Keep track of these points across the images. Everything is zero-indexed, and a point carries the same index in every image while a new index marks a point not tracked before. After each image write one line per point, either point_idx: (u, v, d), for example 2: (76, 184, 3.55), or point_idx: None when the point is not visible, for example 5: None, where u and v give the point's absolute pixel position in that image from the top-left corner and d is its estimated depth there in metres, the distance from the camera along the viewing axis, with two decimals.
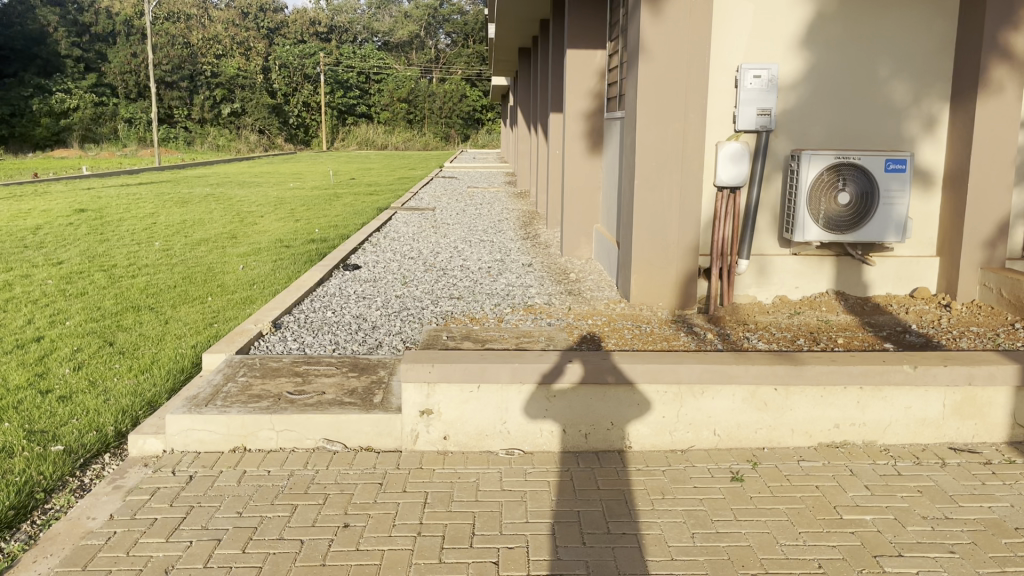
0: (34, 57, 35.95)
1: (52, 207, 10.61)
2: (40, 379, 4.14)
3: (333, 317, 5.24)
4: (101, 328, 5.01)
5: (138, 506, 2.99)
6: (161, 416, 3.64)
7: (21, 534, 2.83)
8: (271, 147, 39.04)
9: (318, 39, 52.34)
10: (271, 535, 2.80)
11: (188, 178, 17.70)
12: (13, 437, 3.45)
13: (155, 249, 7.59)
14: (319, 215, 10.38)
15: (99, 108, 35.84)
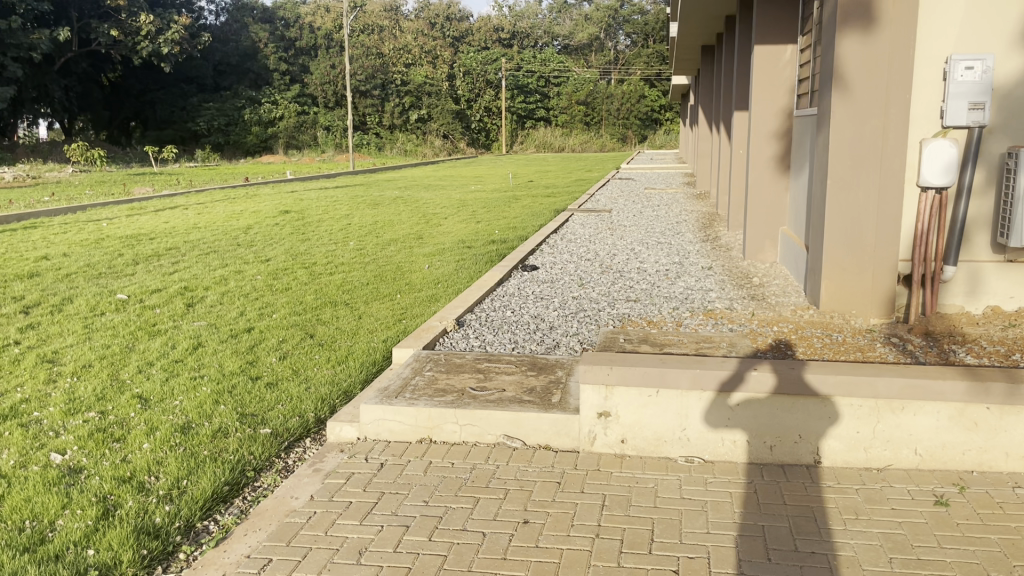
0: (248, 70, 39.56)
1: (261, 209, 11.56)
2: (250, 367, 4.53)
3: (512, 316, 5.37)
4: (302, 321, 5.41)
5: (336, 489, 3.20)
6: (356, 406, 3.88)
7: (234, 509, 3.11)
8: (454, 151, 40.59)
9: (500, 45, 53.75)
10: (455, 525, 2.90)
11: (378, 182, 18.69)
12: (228, 419, 3.80)
13: (350, 248, 8.09)
14: (498, 216, 10.66)
15: (302, 117, 38.75)
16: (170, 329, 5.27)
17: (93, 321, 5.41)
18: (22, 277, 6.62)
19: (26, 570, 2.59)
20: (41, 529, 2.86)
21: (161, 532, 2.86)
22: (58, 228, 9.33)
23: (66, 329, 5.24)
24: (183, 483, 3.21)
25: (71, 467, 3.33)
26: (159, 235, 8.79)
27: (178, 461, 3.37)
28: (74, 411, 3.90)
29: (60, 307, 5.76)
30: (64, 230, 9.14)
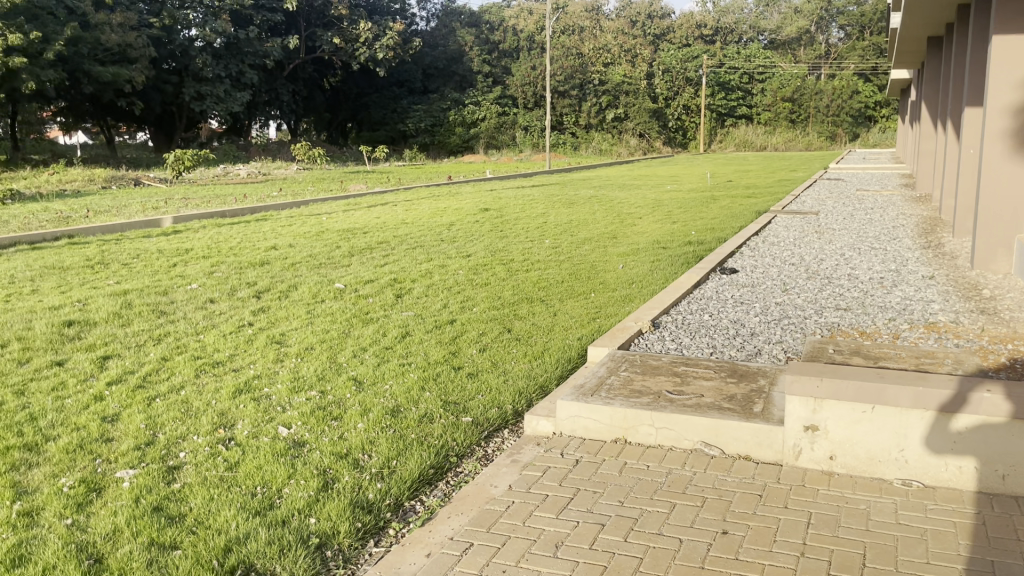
0: (454, 73, 41.29)
1: (463, 206, 12.05)
2: (452, 357, 4.73)
3: (710, 319, 5.24)
4: (501, 316, 5.58)
5: (533, 482, 3.27)
6: (553, 402, 3.94)
7: (439, 492, 3.26)
8: (650, 151, 40.19)
9: (703, 42, 52.53)
10: (652, 528, 2.87)
11: (574, 181, 18.85)
12: (433, 406, 3.99)
13: (546, 246, 8.24)
14: (696, 217, 10.42)
15: (502, 118, 39.78)
16: (380, 317, 5.61)
17: (314, 308, 5.87)
18: (255, 265, 7.31)
19: (258, 531, 2.86)
20: (270, 494, 3.15)
21: (373, 508, 3.06)
22: (286, 221, 10.21)
23: (291, 314, 5.73)
24: (393, 463, 3.41)
25: (295, 441, 3.63)
26: (371, 230, 9.38)
27: (388, 442, 3.59)
28: (298, 389, 4.26)
29: (285, 294, 6.30)
30: (290, 223, 9.99)
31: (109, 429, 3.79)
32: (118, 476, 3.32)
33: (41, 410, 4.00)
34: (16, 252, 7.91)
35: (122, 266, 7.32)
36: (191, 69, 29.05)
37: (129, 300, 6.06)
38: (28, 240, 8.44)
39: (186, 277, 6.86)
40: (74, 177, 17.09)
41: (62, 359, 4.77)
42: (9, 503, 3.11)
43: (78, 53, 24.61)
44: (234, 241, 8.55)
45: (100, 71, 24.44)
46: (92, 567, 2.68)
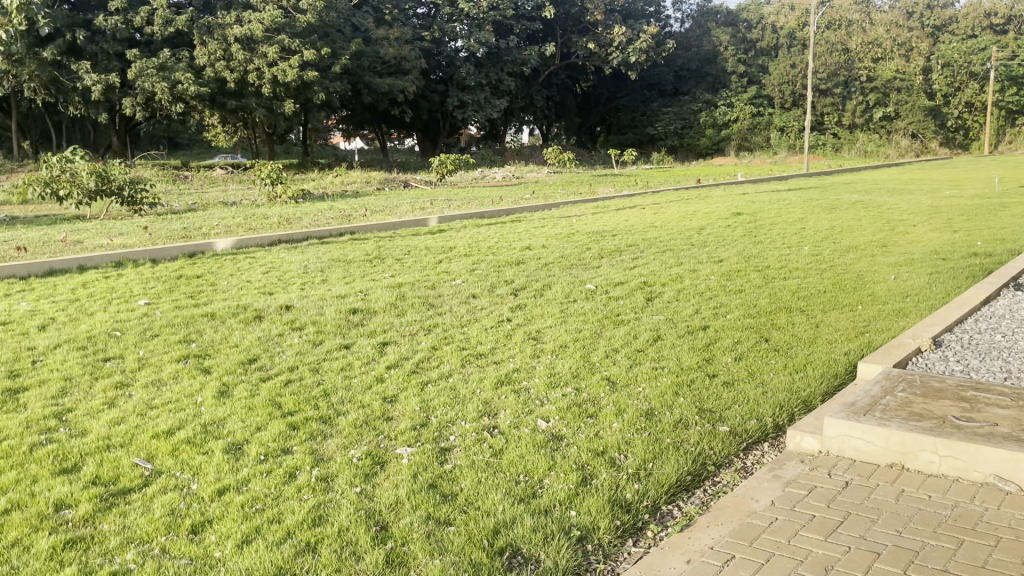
0: (707, 74, 40.55)
1: (715, 210, 11.80)
2: (707, 364, 4.65)
3: (1003, 341, 4.71)
4: (757, 324, 5.40)
5: (798, 500, 3.13)
6: (819, 418, 3.75)
7: (695, 500, 3.22)
8: (923, 152, 36.79)
9: (993, 31, 47.15)
10: (935, 564, 2.64)
11: (836, 185, 17.73)
12: (689, 412, 3.96)
13: (805, 253, 7.85)
14: (981, 226, 9.40)
15: (756, 118, 37.98)
16: (632, 319, 5.65)
17: (568, 307, 6.04)
18: (511, 264, 7.66)
19: (523, 517, 3.00)
20: (532, 484, 3.29)
21: (631, 508, 3.10)
22: (539, 222, 10.58)
23: (546, 312, 5.93)
24: (649, 465, 3.42)
25: (554, 434, 3.77)
26: (621, 232, 9.47)
27: (645, 444, 3.60)
28: (555, 385, 4.41)
29: (541, 292, 6.54)
30: (543, 224, 10.37)
31: (388, 409, 4.17)
32: (398, 453, 3.64)
33: (331, 387, 4.49)
34: (309, 245, 8.94)
35: (395, 261, 7.99)
36: (456, 78, 31.03)
37: (403, 292, 6.60)
38: (317, 235, 9.48)
39: (450, 273, 7.35)
40: (353, 179, 18.91)
41: (347, 343, 5.31)
42: (309, 467, 3.52)
43: (360, 66, 27.16)
44: (492, 241, 9.02)
45: (377, 83, 26.77)
46: (377, 533, 2.96)
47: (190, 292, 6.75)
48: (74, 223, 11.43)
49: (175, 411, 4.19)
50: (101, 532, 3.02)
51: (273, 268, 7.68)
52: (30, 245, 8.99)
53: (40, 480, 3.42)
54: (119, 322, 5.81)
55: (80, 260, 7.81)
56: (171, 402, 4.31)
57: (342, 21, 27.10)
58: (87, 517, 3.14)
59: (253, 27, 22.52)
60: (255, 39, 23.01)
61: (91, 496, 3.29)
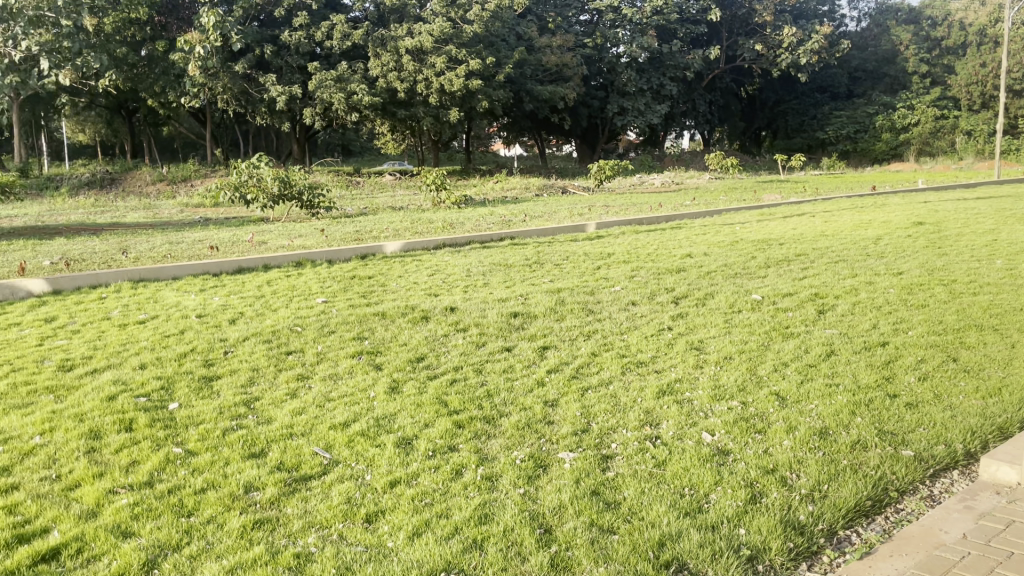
0: (885, 75, 38.33)
1: (893, 219, 11.09)
2: (887, 383, 4.37)
3: None
4: (943, 343, 5.02)
5: (993, 534, 2.89)
6: (1017, 448, 3.44)
7: (876, 527, 3.04)
8: None
9: None
10: None
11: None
12: (868, 433, 3.73)
13: (997, 267, 7.23)
14: None
15: (940, 122, 34.89)
16: (802, 333, 5.41)
17: (732, 317, 5.87)
18: (672, 271, 7.53)
19: (690, 531, 2.94)
20: (698, 498, 3.21)
21: (805, 530, 2.96)
22: (701, 230, 10.35)
23: (709, 321, 5.79)
24: (824, 487, 3.25)
25: (720, 448, 3.66)
26: (788, 241, 9.09)
27: (819, 465, 3.43)
28: (719, 397, 4.28)
29: (704, 301, 6.39)
30: (705, 231, 10.13)
31: (550, 412, 4.20)
32: (560, 457, 3.66)
33: (495, 389, 4.58)
34: (471, 249, 9.19)
35: (555, 266, 8.06)
36: (617, 84, 30.93)
37: (562, 298, 6.64)
38: (479, 240, 9.72)
39: (609, 279, 7.33)
40: (514, 185, 19.24)
41: (510, 345, 5.41)
42: (474, 466, 3.61)
43: (523, 74, 27.73)
44: (652, 248, 8.91)
45: (539, 90, 27.11)
46: (542, 536, 2.98)
47: (362, 291, 7.10)
48: (259, 225, 12.33)
49: (350, 404, 4.42)
50: (284, 515, 3.23)
51: (438, 271, 7.95)
52: (222, 245, 9.77)
53: (231, 462, 3.70)
54: (299, 318, 6.20)
55: (266, 260, 8.41)
56: (346, 396, 4.54)
57: (507, 30, 27.70)
58: (273, 499, 3.37)
59: (423, 38, 23.52)
60: (424, 50, 23.97)
61: (276, 480, 3.52)
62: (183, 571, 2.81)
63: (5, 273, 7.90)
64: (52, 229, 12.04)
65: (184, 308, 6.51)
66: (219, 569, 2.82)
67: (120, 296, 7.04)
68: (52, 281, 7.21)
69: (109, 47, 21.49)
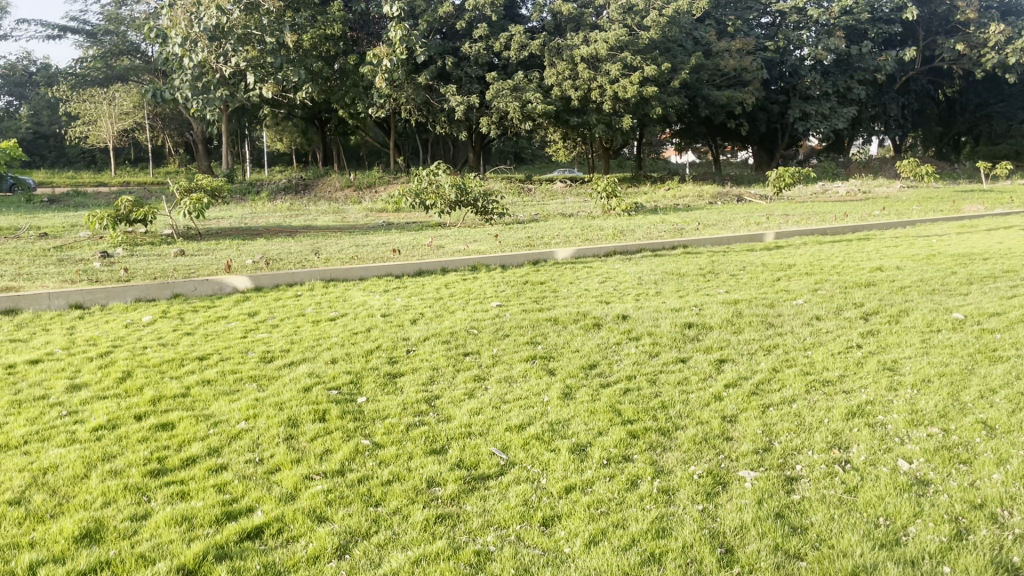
0: None
1: None
2: None
3: None
4: None
5: None
6: None
7: None
8: None
9: None
10: None
11: None
12: None
13: None
14: None
15: None
16: (1012, 357, 4.93)
17: (930, 337, 5.45)
18: (861, 286, 7.11)
19: (886, 564, 2.76)
20: (894, 529, 3.01)
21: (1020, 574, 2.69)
22: (891, 241, 9.71)
23: (903, 340, 5.41)
24: None
25: (918, 478, 3.41)
26: (995, 256, 8.34)
27: None
28: (916, 423, 3.99)
29: (897, 318, 5.98)
30: (896, 244, 9.49)
31: (728, 428, 4.08)
32: (739, 475, 3.55)
33: (670, 400, 4.51)
34: (644, 257, 9.11)
35: (731, 276, 7.84)
36: (800, 88, 29.66)
37: (739, 309, 6.44)
38: (652, 248, 9.63)
39: (791, 291, 7.02)
40: (686, 192, 18.91)
41: (685, 356, 5.31)
42: (651, 478, 3.56)
43: (700, 80, 27.21)
44: (837, 260, 8.46)
45: (716, 95, 26.48)
46: (723, 555, 2.90)
47: (535, 297, 7.21)
48: (437, 230, 12.83)
49: (525, 408, 4.49)
50: (465, 512, 3.33)
51: (609, 278, 7.95)
52: (403, 248, 10.25)
53: (414, 457, 3.86)
54: (476, 321, 6.38)
55: (444, 263, 8.73)
56: (522, 399, 4.62)
57: (684, 35, 27.29)
58: (454, 496, 3.48)
59: (599, 46, 23.60)
60: (600, 58, 24.05)
61: (456, 478, 3.63)
62: (373, 557, 2.96)
63: (215, 270, 8.68)
64: (254, 230, 13.10)
65: (369, 308, 6.88)
66: (405, 559, 2.94)
67: (313, 293, 7.54)
68: (255, 279, 7.83)
69: (306, 61, 23.17)
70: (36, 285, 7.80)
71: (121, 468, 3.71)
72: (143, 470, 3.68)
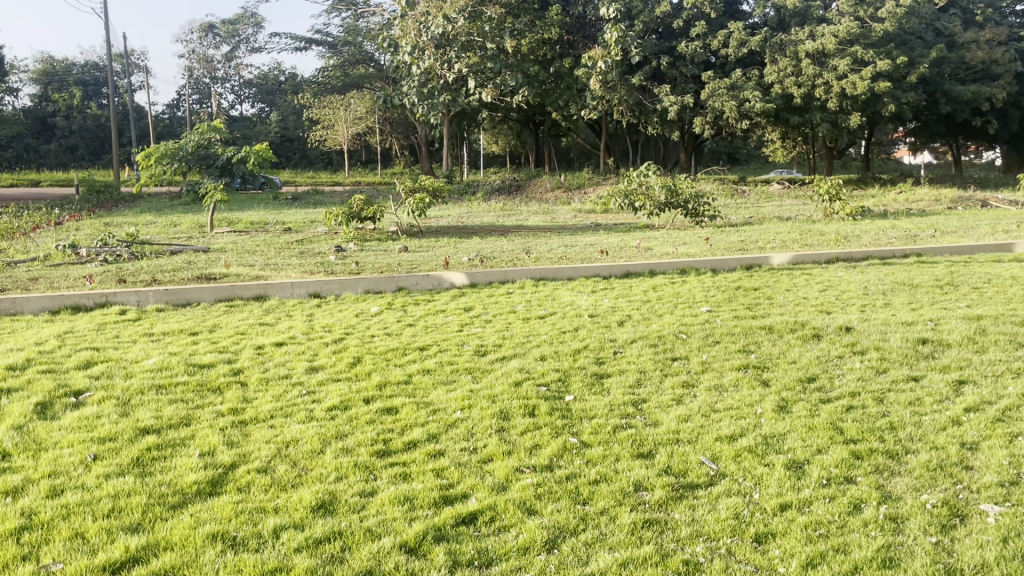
0: None
1: None
2: None
3: None
4: None
5: None
6: None
7: None
8: None
9: None
10: None
11: None
12: None
13: None
14: None
15: None
16: None
17: None
18: None
19: None
20: None
21: None
22: None
23: None
24: None
25: None
26: None
27: None
28: None
29: None
30: None
31: (968, 456, 3.72)
32: (982, 509, 3.23)
33: (899, 421, 4.18)
34: (870, 265, 8.52)
35: (973, 289, 7.14)
36: None
37: (983, 326, 5.84)
38: (879, 256, 8.97)
39: None
40: (920, 196, 17.41)
41: (917, 375, 4.90)
42: (876, 503, 3.33)
43: (941, 74, 24.96)
44: None
45: (959, 90, 24.14)
46: None
47: (748, 303, 6.97)
48: (647, 232, 12.75)
49: (737, 418, 4.35)
50: (673, 519, 3.28)
51: (831, 286, 7.51)
52: (612, 249, 10.28)
53: (622, 459, 3.86)
54: (685, 325, 6.26)
55: (653, 266, 8.65)
56: (734, 409, 4.48)
57: (924, 26, 25.16)
58: (661, 502, 3.44)
59: (826, 40, 22.31)
60: (827, 53, 22.73)
61: (664, 484, 3.59)
62: (581, 555, 3.00)
63: (434, 266, 9.19)
64: (470, 229, 13.70)
65: (578, 307, 6.97)
66: (612, 560, 2.95)
67: (523, 291, 7.77)
68: (470, 275, 8.19)
69: (523, 65, 23.84)
70: (282, 275, 8.65)
71: (351, 447, 4.03)
72: (370, 450, 3.97)
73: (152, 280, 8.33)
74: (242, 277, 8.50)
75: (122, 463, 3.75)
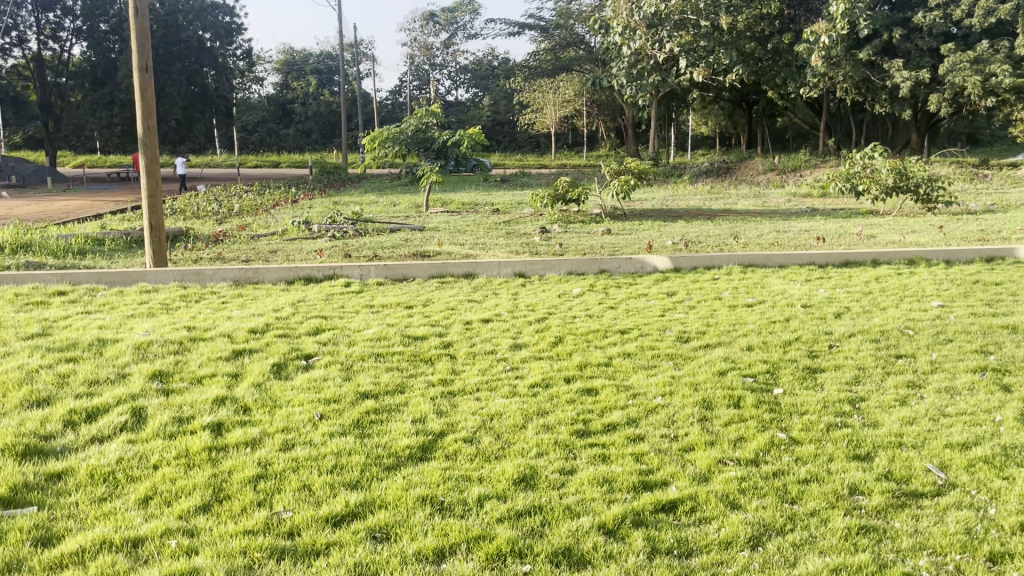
0: None
1: None
2: None
3: None
4: None
5: None
6: None
7: None
8: None
9: None
10: None
11: None
12: None
13: None
14: None
15: None
16: None
17: None
18: None
19: None
20: None
21: None
22: None
23: None
24: None
25: None
26: None
27: None
28: None
29: None
30: None
31: None
32: None
33: None
34: None
35: None
36: None
37: None
38: None
39: None
40: None
41: None
42: None
43: None
44: None
45: None
46: None
47: (988, 299, 6.29)
48: (869, 218, 11.88)
49: (972, 425, 3.94)
50: (894, 528, 3.04)
51: None
52: (830, 236, 9.68)
53: (836, 460, 3.63)
54: (912, 320, 5.76)
55: (876, 255, 8.04)
56: (968, 414, 4.07)
57: None
58: (880, 509, 3.19)
59: None
60: None
61: (883, 489, 3.33)
62: (788, 556, 2.86)
63: (638, 249, 9.11)
64: (676, 212, 13.45)
65: (790, 297, 6.62)
66: (823, 565, 2.79)
67: (730, 278, 7.50)
68: (675, 260, 8.03)
69: (739, 43, 22.95)
70: (490, 254, 8.93)
71: (553, 424, 4.09)
72: (570, 429, 4.01)
73: (373, 256, 8.91)
74: (453, 256, 8.87)
75: (344, 423, 4.05)
